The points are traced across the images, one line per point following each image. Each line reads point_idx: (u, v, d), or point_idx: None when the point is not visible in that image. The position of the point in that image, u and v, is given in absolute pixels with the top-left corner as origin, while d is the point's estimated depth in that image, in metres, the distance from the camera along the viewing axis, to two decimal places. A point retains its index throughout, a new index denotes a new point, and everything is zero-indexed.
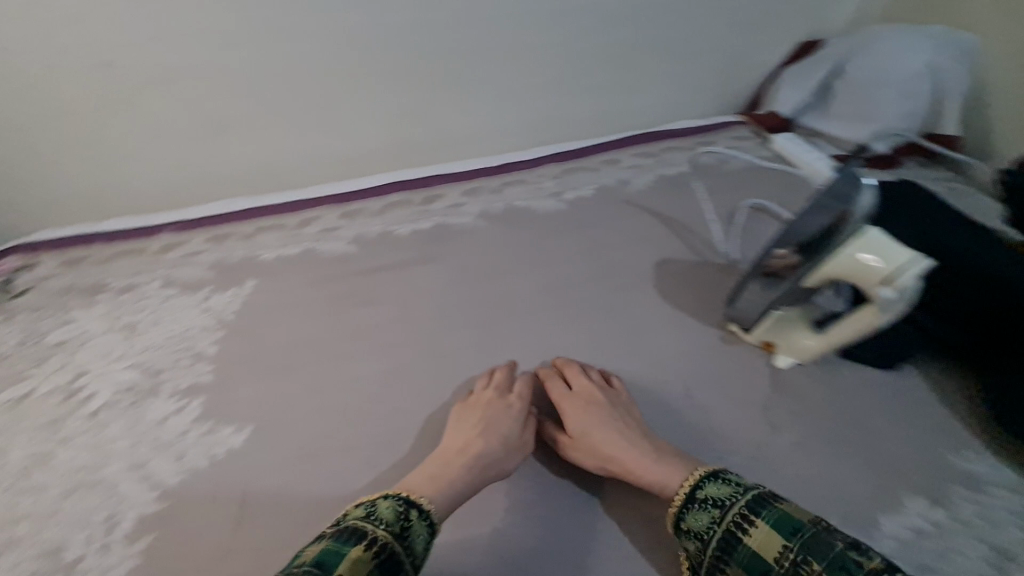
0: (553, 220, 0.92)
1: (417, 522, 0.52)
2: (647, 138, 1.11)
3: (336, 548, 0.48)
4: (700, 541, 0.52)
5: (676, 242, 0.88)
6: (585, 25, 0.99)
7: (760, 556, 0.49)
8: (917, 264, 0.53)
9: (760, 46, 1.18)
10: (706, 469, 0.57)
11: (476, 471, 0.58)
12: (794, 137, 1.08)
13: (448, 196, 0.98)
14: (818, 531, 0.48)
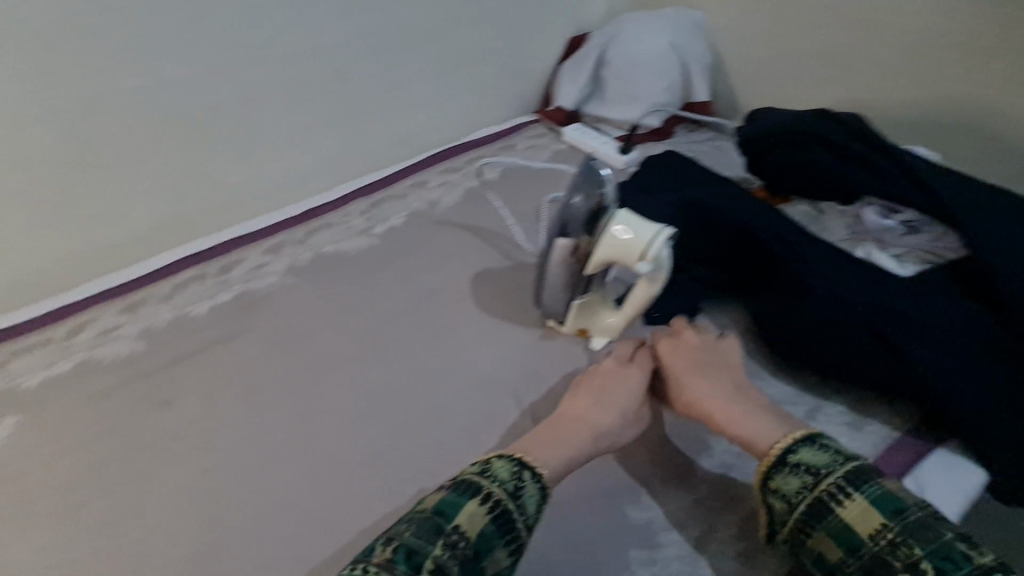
0: (365, 259, 0.89)
1: (531, 479, 0.55)
2: (445, 157, 1.11)
3: (458, 499, 0.51)
4: (789, 504, 0.53)
5: (488, 253, 0.90)
6: (349, 57, 1.01)
7: (854, 530, 0.49)
8: (658, 235, 0.61)
9: (531, 49, 1.26)
10: (805, 435, 0.56)
11: (581, 438, 0.60)
12: (582, 127, 1.17)
13: (248, 259, 0.91)
14: (922, 519, 0.48)
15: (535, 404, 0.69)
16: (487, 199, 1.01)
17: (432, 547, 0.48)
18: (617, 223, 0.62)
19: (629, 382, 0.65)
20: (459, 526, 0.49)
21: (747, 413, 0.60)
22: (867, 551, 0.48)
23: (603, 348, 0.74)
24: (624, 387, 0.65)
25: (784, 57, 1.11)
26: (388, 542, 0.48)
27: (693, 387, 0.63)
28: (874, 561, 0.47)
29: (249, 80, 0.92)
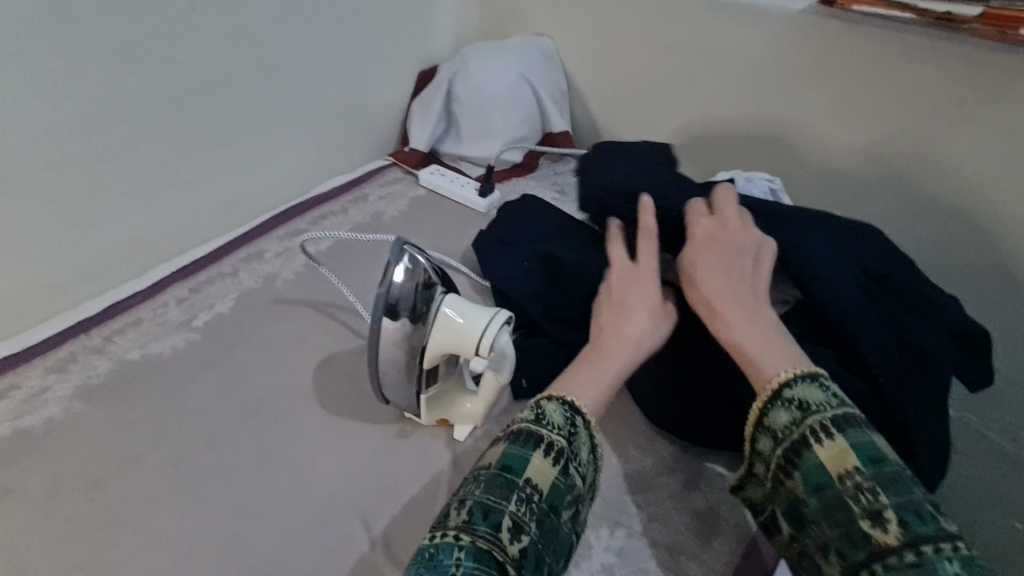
0: (179, 365, 0.74)
1: (585, 427, 0.52)
2: (278, 223, 0.97)
3: (518, 451, 0.49)
4: (774, 439, 0.50)
5: (334, 334, 0.79)
6: (152, 118, 0.84)
7: (825, 469, 0.46)
8: (494, 314, 0.58)
9: (378, 88, 1.16)
10: (810, 370, 0.52)
11: (607, 360, 0.57)
12: (438, 169, 1.08)
13: (24, 382, 0.72)
14: (902, 474, 0.45)
15: (388, 525, 0.59)
16: (325, 273, 0.88)
17: (506, 506, 0.45)
18: (447, 306, 0.57)
19: (648, 284, 0.62)
20: (529, 479, 0.47)
21: (755, 321, 0.57)
22: (832, 493, 0.45)
23: (467, 437, 0.65)
24: (648, 287, 0.62)
25: (635, 85, 1.10)
26: (461, 503, 0.46)
27: (707, 285, 0.60)
28: (837, 503, 0.45)
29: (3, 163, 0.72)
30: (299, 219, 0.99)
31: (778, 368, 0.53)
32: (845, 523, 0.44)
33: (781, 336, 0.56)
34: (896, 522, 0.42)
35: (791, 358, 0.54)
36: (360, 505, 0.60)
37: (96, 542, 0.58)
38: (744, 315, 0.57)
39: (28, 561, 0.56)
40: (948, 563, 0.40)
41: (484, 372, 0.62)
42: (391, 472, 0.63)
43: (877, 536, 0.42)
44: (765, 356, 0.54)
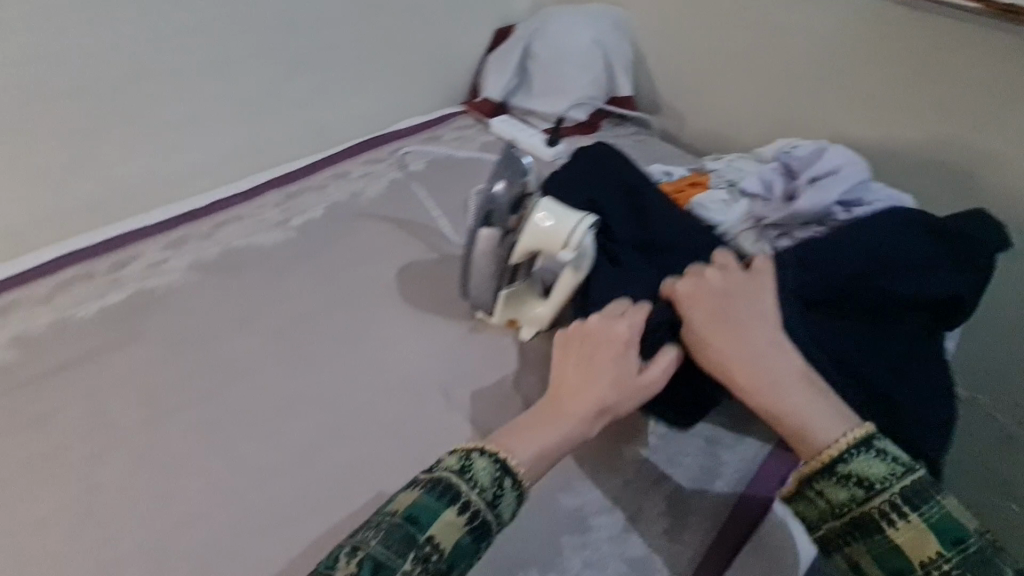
0: (277, 257, 0.84)
1: (513, 491, 0.52)
2: (370, 146, 1.08)
3: (429, 504, 0.48)
4: (834, 512, 0.51)
5: (415, 245, 0.88)
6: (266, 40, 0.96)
7: (900, 554, 0.48)
8: (580, 221, 0.65)
9: (461, 38, 1.24)
10: (863, 436, 0.52)
11: (557, 422, 0.56)
12: (508, 119, 1.16)
13: (144, 254, 0.83)
14: (986, 548, 0.47)
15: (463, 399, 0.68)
16: (412, 190, 0.98)
17: (398, 566, 0.45)
18: (541, 211, 0.65)
19: (603, 365, 0.58)
20: (433, 536, 0.47)
21: (789, 382, 0.56)
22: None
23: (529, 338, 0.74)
24: (606, 361, 0.59)
25: (705, 57, 1.15)
26: (354, 552, 0.46)
27: (728, 348, 0.59)
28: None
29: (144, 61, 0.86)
30: (388, 145, 1.09)
31: (835, 436, 0.53)
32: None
33: (811, 389, 0.56)
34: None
35: (836, 422, 0.54)
36: (439, 381, 0.69)
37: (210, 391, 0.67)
38: (782, 379, 0.56)
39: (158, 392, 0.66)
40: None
41: (562, 274, 0.70)
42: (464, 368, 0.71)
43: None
44: (812, 424, 0.54)
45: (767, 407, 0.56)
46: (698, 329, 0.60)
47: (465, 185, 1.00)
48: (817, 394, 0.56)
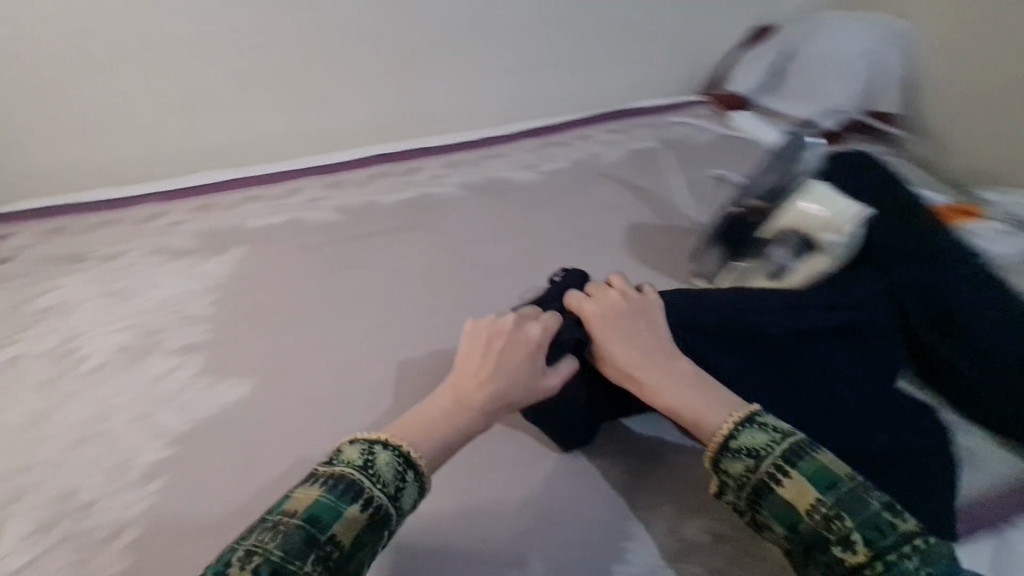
0: (462, 203, 0.94)
1: (417, 480, 0.44)
2: (630, 113, 1.17)
3: (332, 501, 0.40)
4: (734, 488, 0.44)
5: (643, 209, 0.94)
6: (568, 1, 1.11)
7: (791, 508, 0.41)
8: (852, 210, 0.64)
9: (729, 29, 1.29)
10: (746, 412, 0.46)
11: (433, 433, 0.46)
12: (749, 116, 1.16)
13: (428, 167, 1.01)
14: (856, 488, 0.41)
15: None
16: (664, 159, 1.05)
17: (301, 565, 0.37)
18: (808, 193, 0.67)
19: (506, 372, 0.49)
20: (336, 535, 0.39)
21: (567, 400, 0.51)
22: (804, 531, 0.40)
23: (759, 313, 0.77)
24: (500, 366, 0.50)
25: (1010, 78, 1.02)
26: None
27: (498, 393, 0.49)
28: (809, 543, 0.40)
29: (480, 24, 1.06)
30: (641, 116, 1.16)
31: (719, 419, 0.46)
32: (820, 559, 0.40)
33: (708, 388, 0.49)
34: (865, 544, 0.38)
35: (720, 406, 0.47)
36: None
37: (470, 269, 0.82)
38: (668, 382, 0.50)
39: (429, 276, 0.80)
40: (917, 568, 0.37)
41: (787, 261, 0.67)
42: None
43: (848, 559, 0.39)
44: (697, 416, 0.47)
45: (644, 384, 0.51)
46: (599, 337, 0.53)
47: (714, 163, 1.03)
48: (699, 379, 0.50)
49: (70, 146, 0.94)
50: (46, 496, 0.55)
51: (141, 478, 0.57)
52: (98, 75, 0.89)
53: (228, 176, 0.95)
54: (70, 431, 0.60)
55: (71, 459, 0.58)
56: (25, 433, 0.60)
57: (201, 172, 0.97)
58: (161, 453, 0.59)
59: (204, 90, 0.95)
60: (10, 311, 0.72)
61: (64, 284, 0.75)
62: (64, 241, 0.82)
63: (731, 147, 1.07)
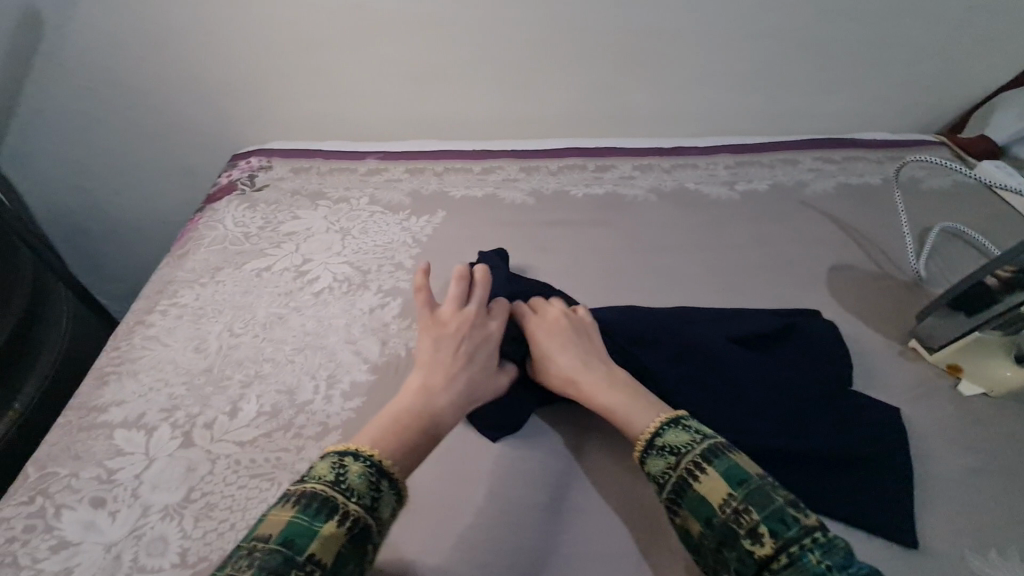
0: (652, 208, 0.93)
1: (391, 488, 0.46)
2: (853, 145, 1.05)
3: (309, 523, 0.41)
4: (657, 487, 0.49)
5: (855, 251, 0.86)
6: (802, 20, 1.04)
7: (706, 502, 0.45)
8: None
9: (978, 69, 1.14)
10: (673, 415, 0.52)
11: (397, 435, 0.50)
12: (1002, 165, 0.98)
13: (620, 166, 1.01)
14: (766, 485, 0.45)
15: None
16: (888, 201, 0.94)
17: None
18: None
19: (451, 349, 0.57)
20: (315, 554, 0.40)
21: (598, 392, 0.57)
22: (717, 524, 0.44)
23: (972, 396, 0.67)
24: (465, 354, 0.57)
25: None
26: None
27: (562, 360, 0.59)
28: (722, 535, 0.44)
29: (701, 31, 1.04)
30: (866, 150, 1.04)
31: (645, 423, 0.53)
32: (734, 550, 0.43)
33: (643, 395, 0.56)
34: (771, 536, 0.42)
35: (650, 411, 0.54)
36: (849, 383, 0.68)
37: (655, 269, 0.83)
38: (606, 383, 0.57)
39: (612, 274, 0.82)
40: (816, 557, 0.40)
41: None
42: (896, 378, 0.69)
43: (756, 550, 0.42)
44: (629, 415, 0.54)
45: (604, 399, 0.56)
46: (543, 345, 0.61)
47: (950, 216, 0.91)
48: (630, 385, 0.57)
49: (319, 95, 1.09)
50: (273, 385, 0.65)
51: (344, 393, 0.65)
52: (358, 46, 1.02)
53: (437, 147, 1.05)
54: (295, 337, 0.71)
55: (296, 360, 0.68)
56: (264, 330, 0.71)
57: (416, 141, 1.08)
58: (370, 375, 0.67)
59: (435, 69, 1.06)
60: (264, 229, 0.87)
61: (303, 217, 0.89)
62: (308, 177, 0.97)
63: (977, 202, 0.94)
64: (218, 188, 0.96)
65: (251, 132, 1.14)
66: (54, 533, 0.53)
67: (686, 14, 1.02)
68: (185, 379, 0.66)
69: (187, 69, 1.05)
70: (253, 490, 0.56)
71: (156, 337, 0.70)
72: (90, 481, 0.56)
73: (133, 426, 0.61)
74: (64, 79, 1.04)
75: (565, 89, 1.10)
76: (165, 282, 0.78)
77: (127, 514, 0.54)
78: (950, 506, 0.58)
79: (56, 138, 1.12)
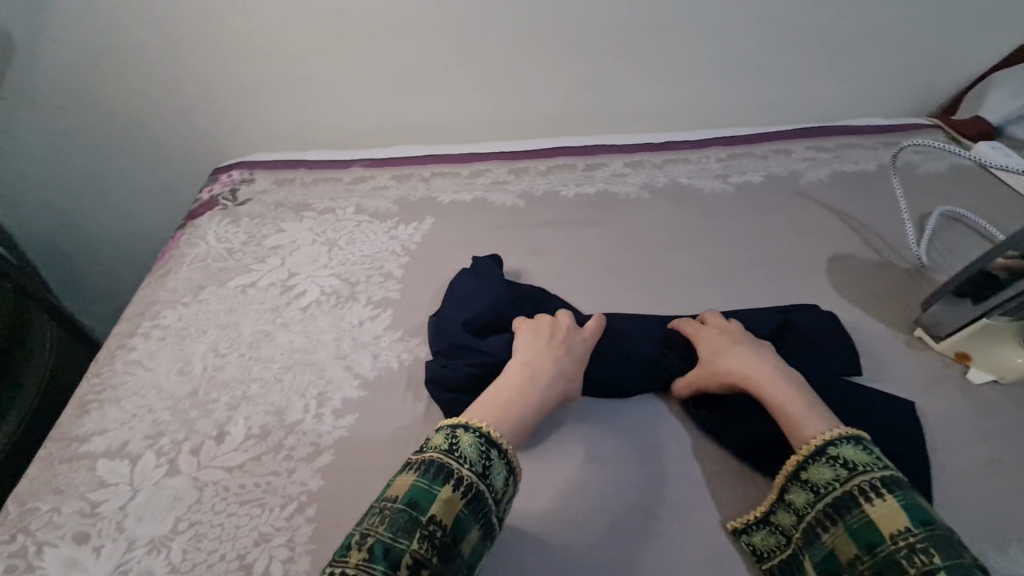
0: (645, 205, 0.91)
1: (500, 457, 0.47)
2: (846, 132, 1.03)
3: (428, 487, 0.43)
4: (814, 494, 0.47)
5: (854, 239, 0.84)
6: (787, 8, 1.03)
7: (875, 528, 0.42)
8: None
9: (969, 49, 1.12)
10: (851, 433, 0.49)
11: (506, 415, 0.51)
12: (998, 145, 0.97)
13: (611, 164, 0.99)
14: (955, 538, 0.41)
15: None
16: (884, 187, 0.92)
17: (408, 545, 0.39)
18: None
19: (565, 349, 0.59)
20: (436, 515, 0.41)
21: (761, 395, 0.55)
22: (882, 553, 0.41)
23: (983, 383, 0.65)
24: (563, 349, 0.59)
25: None
26: None
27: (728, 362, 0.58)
28: (885, 567, 0.41)
29: (685, 24, 1.02)
30: (860, 136, 1.02)
31: (816, 430, 0.50)
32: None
33: (809, 398, 0.53)
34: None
35: (819, 418, 0.51)
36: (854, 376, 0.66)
37: (651, 267, 0.81)
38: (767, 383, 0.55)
39: (607, 276, 0.80)
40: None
41: None
42: (903, 369, 0.67)
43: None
44: (796, 418, 0.51)
45: (770, 399, 0.54)
46: (705, 347, 0.62)
47: (949, 200, 0.89)
48: (801, 390, 0.54)
49: (301, 104, 1.07)
50: (262, 405, 0.63)
51: (335, 411, 0.62)
52: (336, 53, 1.00)
53: (424, 152, 1.03)
54: (283, 354, 0.68)
55: (285, 378, 0.66)
56: (251, 349, 0.69)
57: (402, 147, 1.07)
58: (362, 391, 0.64)
59: (417, 73, 1.04)
60: (248, 244, 0.84)
61: (288, 230, 0.87)
62: (293, 189, 0.95)
63: (975, 184, 0.92)
64: (200, 204, 0.93)
65: (233, 145, 1.12)
66: (35, 572, 0.51)
67: (671, 6, 1.00)
68: (170, 403, 0.63)
69: (163, 83, 1.02)
70: (243, 517, 0.54)
71: (138, 361, 0.68)
72: (72, 515, 0.54)
73: (116, 456, 0.59)
74: (37, 99, 1.02)
75: (551, 88, 1.08)
76: (147, 303, 0.75)
77: (112, 549, 0.52)
78: (965, 499, 0.56)
79: (33, 160, 1.09)
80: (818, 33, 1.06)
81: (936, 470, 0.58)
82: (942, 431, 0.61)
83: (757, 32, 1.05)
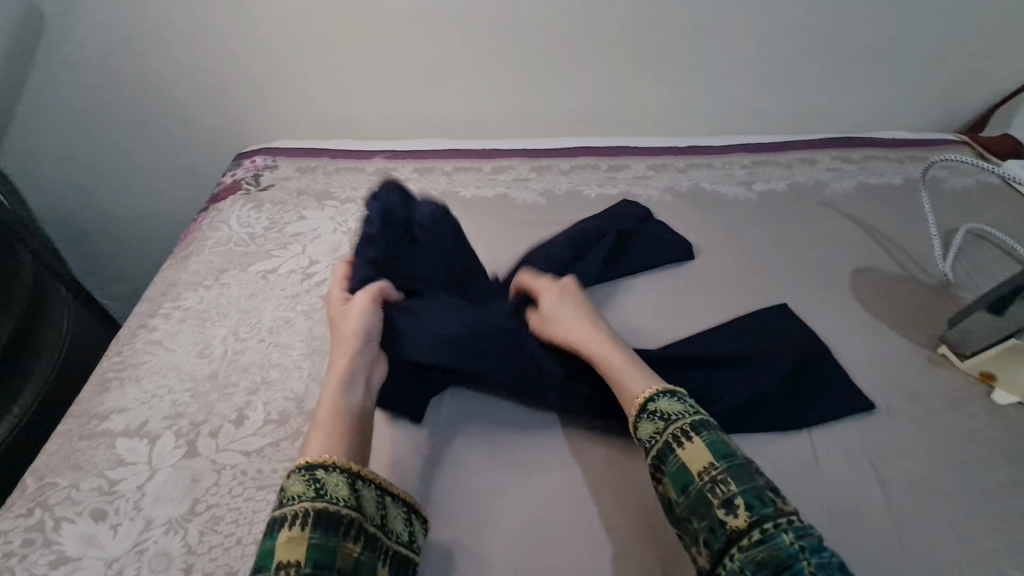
0: (668, 208, 0.90)
1: (331, 470, 0.46)
2: (871, 144, 1.02)
3: (269, 545, 0.42)
4: (645, 449, 0.51)
5: (877, 252, 0.83)
6: (817, 17, 1.02)
7: (686, 470, 0.47)
8: None
9: (1000, 66, 1.11)
10: (669, 387, 0.53)
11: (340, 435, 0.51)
12: None
13: (634, 166, 0.99)
14: (748, 464, 0.47)
15: (903, 428, 0.62)
16: (910, 202, 0.92)
17: None
18: None
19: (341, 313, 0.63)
20: (284, 560, 0.40)
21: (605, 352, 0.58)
22: (695, 490, 0.46)
23: (1007, 404, 0.64)
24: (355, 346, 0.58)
25: None
26: None
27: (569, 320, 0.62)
28: (695, 504, 0.45)
29: (714, 29, 1.02)
30: (886, 149, 1.01)
31: (640, 388, 0.53)
32: (709, 516, 0.44)
33: (636, 362, 0.57)
34: (745, 509, 0.43)
35: (642, 377, 0.55)
36: (877, 392, 0.65)
37: (671, 270, 0.80)
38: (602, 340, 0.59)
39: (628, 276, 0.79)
40: (787, 535, 0.41)
41: None
42: (926, 386, 0.66)
43: (730, 521, 0.43)
44: (623, 380, 0.55)
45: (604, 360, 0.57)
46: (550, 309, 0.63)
47: (976, 218, 0.88)
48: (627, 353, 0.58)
49: (326, 93, 1.07)
50: (281, 391, 0.63)
51: None
52: (362, 43, 1.00)
53: (446, 146, 1.02)
54: (303, 341, 0.68)
55: (305, 365, 0.66)
56: (272, 333, 0.69)
57: (424, 140, 1.06)
58: None
59: (442, 67, 1.04)
60: (269, 230, 0.84)
61: (309, 218, 0.87)
62: (315, 176, 0.95)
63: (1002, 203, 0.91)
64: (223, 187, 0.93)
65: (256, 130, 1.12)
66: (52, 547, 0.51)
67: (700, 11, 0.99)
68: (189, 385, 0.63)
69: (189, 67, 1.02)
70: (260, 502, 0.54)
71: (159, 341, 0.68)
72: (91, 493, 0.54)
73: (136, 435, 0.59)
74: (63, 77, 1.02)
75: (575, 87, 1.08)
76: (168, 285, 0.75)
77: (129, 527, 0.52)
78: (988, 520, 0.55)
79: (57, 138, 1.10)
80: (847, 44, 1.05)
81: (959, 489, 0.57)
82: (965, 449, 0.61)
83: (786, 41, 1.04)
